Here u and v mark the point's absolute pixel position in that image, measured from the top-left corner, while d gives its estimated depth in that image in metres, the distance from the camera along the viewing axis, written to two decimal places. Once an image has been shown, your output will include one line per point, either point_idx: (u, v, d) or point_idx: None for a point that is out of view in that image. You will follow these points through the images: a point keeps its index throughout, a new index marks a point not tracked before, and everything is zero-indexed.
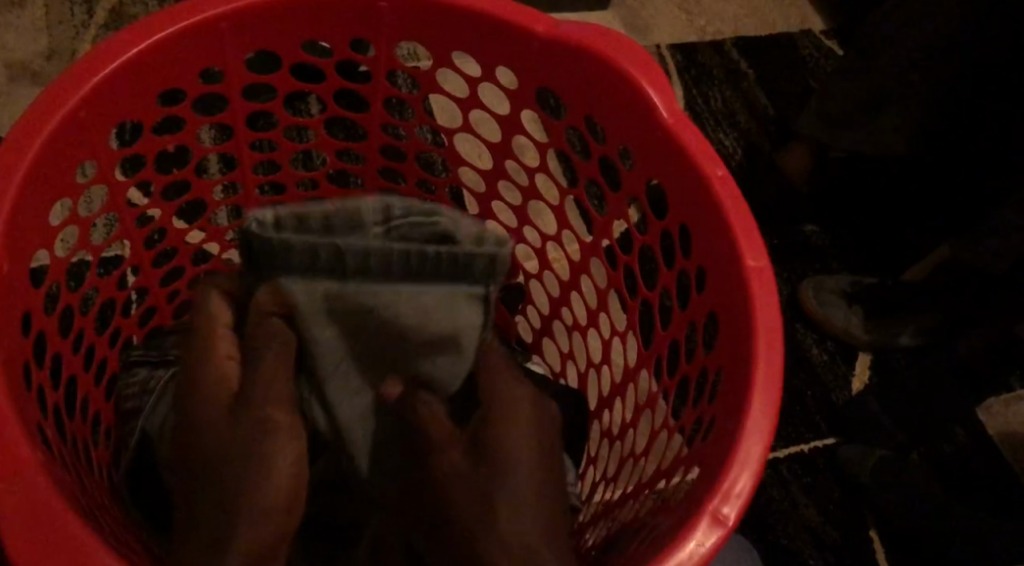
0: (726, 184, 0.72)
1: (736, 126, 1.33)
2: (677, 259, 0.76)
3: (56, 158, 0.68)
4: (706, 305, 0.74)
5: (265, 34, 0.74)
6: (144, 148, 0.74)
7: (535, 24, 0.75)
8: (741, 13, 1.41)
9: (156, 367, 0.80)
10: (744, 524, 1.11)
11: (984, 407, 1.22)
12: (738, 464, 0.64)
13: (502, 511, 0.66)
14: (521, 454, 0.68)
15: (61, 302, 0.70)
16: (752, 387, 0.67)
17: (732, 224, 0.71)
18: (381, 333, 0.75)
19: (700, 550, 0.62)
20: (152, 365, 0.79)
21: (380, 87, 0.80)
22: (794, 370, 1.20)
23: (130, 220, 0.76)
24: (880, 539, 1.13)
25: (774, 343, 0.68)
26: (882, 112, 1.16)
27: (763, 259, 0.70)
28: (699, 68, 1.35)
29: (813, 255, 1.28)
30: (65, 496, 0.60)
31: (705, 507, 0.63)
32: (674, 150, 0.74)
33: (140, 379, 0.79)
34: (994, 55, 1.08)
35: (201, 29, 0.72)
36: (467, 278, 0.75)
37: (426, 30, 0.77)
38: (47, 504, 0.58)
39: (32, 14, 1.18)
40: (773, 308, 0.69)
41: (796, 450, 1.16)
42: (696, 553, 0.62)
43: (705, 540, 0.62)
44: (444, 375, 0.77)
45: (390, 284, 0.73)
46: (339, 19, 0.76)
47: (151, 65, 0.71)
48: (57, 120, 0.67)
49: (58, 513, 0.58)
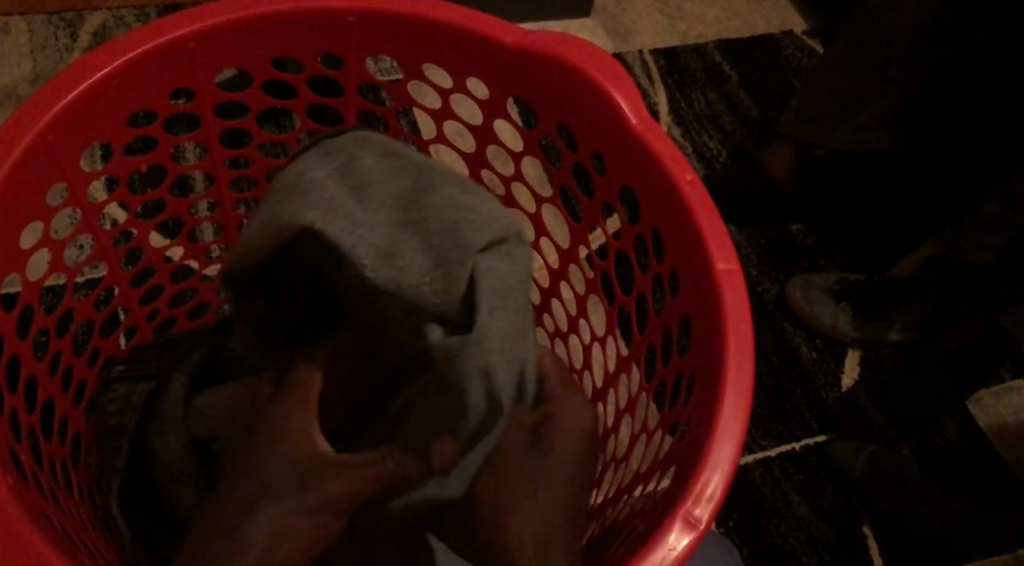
0: (696, 187, 0.73)
1: (720, 128, 1.34)
2: (654, 264, 0.76)
3: (24, 183, 0.69)
4: (680, 309, 0.75)
5: (236, 55, 0.76)
6: (115, 170, 0.75)
7: (504, 35, 0.76)
8: (724, 17, 1.43)
9: (136, 381, 0.80)
10: (737, 524, 1.11)
11: (974, 399, 1.23)
12: (710, 467, 0.65)
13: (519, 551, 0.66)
14: (574, 469, 0.70)
15: (36, 327, 0.71)
16: (723, 393, 0.68)
17: (702, 225, 0.72)
18: (376, 178, 0.66)
19: (674, 553, 0.63)
20: (130, 382, 0.80)
21: (354, 100, 0.81)
22: (784, 370, 1.21)
23: (104, 242, 0.77)
24: (874, 536, 1.14)
25: (743, 347, 0.69)
26: (863, 109, 1.16)
27: (734, 261, 0.71)
28: (682, 71, 1.36)
29: (800, 254, 1.28)
30: (30, 515, 0.61)
31: (678, 510, 0.64)
32: (642, 154, 0.75)
33: (121, 394, 0.80)
34: (967, 51, 1.09)
35: (171, 51, 0.73)
36: (348, 142, 0.68)
37: (395, 47, 0.78)
38: (15, 524, 0.59)
39: (15, 42, 1.19)
40: (743, 310, 0.70)
41: (787, 449, 1.16)
42: (669, 556, 0.63)
43: (679, 542, 0.63)
44: (359, 177, 0.66)
45: (358, 166, 0.67)
46: (310, 37, 0.77)
47: (120, 88, 0.72)
48: (29, 142, 0.68)
49: (24, 531, 0.59)
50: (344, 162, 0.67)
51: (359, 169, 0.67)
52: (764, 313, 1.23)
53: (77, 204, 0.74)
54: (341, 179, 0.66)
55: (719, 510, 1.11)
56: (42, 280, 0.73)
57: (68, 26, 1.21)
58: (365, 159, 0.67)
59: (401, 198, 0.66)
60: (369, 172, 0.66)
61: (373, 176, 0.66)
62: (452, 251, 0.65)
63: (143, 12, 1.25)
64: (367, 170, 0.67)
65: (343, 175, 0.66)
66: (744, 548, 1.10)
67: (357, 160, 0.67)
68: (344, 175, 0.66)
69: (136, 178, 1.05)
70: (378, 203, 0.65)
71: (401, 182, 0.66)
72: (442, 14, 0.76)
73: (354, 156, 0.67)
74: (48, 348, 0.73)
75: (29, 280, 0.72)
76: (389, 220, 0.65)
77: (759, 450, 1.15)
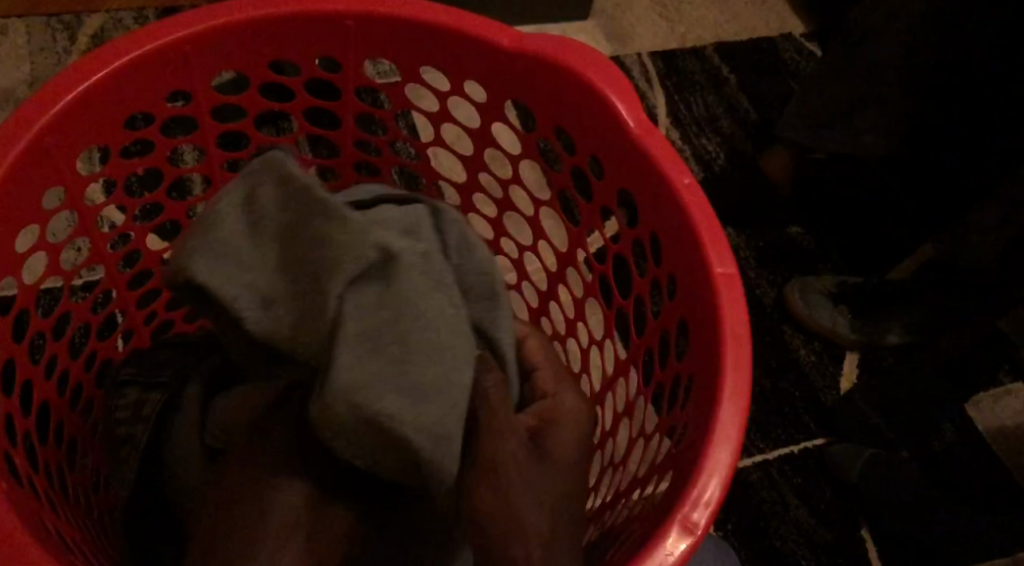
0: (694, 190, 0.73)
1: (719, 131, 1.34)
2: (651, 267, 0.77)
3: (21, 187, 0.69)
4: (678, 313, 0.75)
5: (234, 57, 0.76)
6: (113, 173, 0.75)
7: (502, 38, 0.76)
8: (722, 19, 1.43)
9: (146, 390, 0.79)
10: (735, 528, 1.11)
11: (971, 402, 1.22)
12: (707, 472, 0.65)
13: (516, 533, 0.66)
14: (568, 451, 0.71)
15: (32, 330, 0.71)
16: (720, 397, 0.68)
17: (699, 229, 0.72)
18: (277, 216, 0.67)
19: (671, 558, 0.63)
20: (141, 388, 0.79)
21: (352, 103, 0.81)
22: (782, 373, 1.20)
23: (102, 245, 0.77)
24: (871, 537, 1.13)
25: (741, 352, 0.69)
26: (860, 112, 1.16)
27: (731, 265, 0.71)
28: (681, 74, 1.36)
29: (800, 256, 1.28)
30: (25, 520, 0.61)
31: (675, 515, 0.64)
32: (640, 158, 0.75)
33: (132, 402, 0.78)
34: (965, 54, 1.09)
35: (168, 54, 0.73)
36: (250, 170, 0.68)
37: (392, 50, 0.78)
38: (8, 529, 0.59)
39: (14, 44, 1.19)
40: (741, 314, 0.70)
41: (785, 452, 1.16)
42: (666, 561, 0.63)
43: (677, 547, 0.63)
44: (255, 214, 0.67)
45: (256, 203, 0.67)
46: (308, 40, 0.77)
47: (118, 90, 0.72)
48: (25, 145, 0.68)
49: (18, 536, 0.59)
50: (249, 195, 0.68)
51: (259, 204, 0.67)
52: (762, 316, 1.23)
53: (74, 207, 0.74)
54: (242, 218, 0.67)
55: (718, 512, 1.11)
56: (39, 283, 0.73)
57: (66, 28, 1.21)
58: (259, 192, 0.67)
59: (291, 238, 0.67)
60: (263, 208, 0.67)
61: (267, 215, 0.67)
62: (339, 303, 0.65)
63: (142, 15, 1.25)
64: (264, 205, 0.67)
65: (241, 214, 0.67)
66: (743, 551, 1.10)
67: (255, 191, 0.67)
68: (247, 210, 0.67)
69: (133, 180, 1.05)
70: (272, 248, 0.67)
71: (285, 217, 0.67)
72: (440, 17, 0.76)
73: (253, 187, 0.68)
74: (45, 352, 0.73)
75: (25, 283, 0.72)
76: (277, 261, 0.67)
77: (757, 453, 1.15)
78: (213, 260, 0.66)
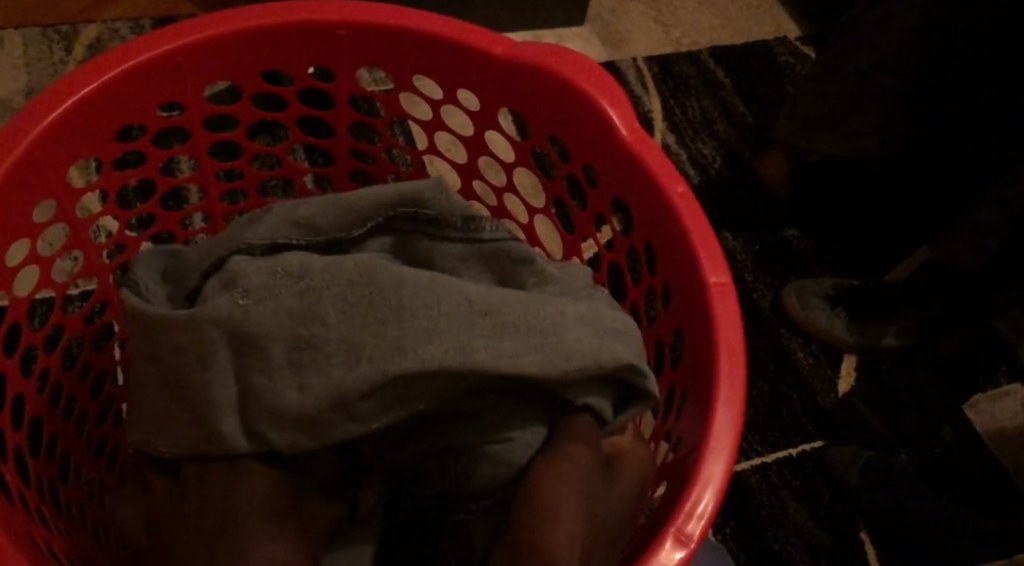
0: (687, 199, 0.73)
1: (714, 134, 1.34)
2: (645, 275, 0.77)
3: (13, 201, 0.69)
4: (673, 321, 0.76)
5: (227, 69, 0.76)
6: (106, 185, 0.75)
7: (493, 48, 0.76)
8: (717, 24, 1.43)
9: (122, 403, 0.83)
10: (733, 531, 1.11)
11: (970, 405, 1.23)
12: (699, 485, 0.65)
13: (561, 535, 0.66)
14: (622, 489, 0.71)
15: (24, 344, 0.71)
16: (714, 410, 0.68)
17: (693, 237, 0.72)
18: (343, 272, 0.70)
19: None
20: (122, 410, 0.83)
21: (346, 113, 0.81)
22: (780, 376, 1.21)
23: (94, 259, 0.78)
24: (870, 541, 1.14)
25: (735, 359, 0.69)
26: (855, 116, 1.16)
27: (724, 274, 0.71)
28: (676, 79, 1.36)
29: (796, 261, 1.28)
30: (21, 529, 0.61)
31: (668, 528, 0.64)
32: (632, 165, 0.75)
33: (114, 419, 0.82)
34: (955, 56, 1.09)
35: (161, 65, 0.74)
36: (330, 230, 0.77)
37: (384, 60, 0.78)
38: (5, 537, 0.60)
39: (10, 54, 1.19)
40: (734, 321, 0.70)
41: (784, 455, 1.16)
42: None
43: (672, 558, 0.63)
44: (329, 264, 0.71)
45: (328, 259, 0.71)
46: (300, 50, 0.77)
47: (111, 101, 0.73)
48: (16, 159, 0.69)
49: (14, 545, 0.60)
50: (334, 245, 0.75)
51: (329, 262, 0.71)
52: (760, 320, 1.24)
53: (66, 220, 0.75)
54: (305, 283, 0.70)
55: (716, 516, 1.11)
56: (31, 295, 0.73)
57: (62, 39, 1.21)
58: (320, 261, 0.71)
59: (356, 278, 0.70)
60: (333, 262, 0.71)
61: (334, 267, 0.70)
62: (448, 311, 0.69)
63: (137, 25, 1.25)
64: (336, 261, 0.71)
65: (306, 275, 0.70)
66: (742, 555, 1.10)
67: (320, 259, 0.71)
68: (321, 267, 0.70)
69: (128, 191, 1.05)
70: (337, 296, 0.69)
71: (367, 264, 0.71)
72: (432, 27, 0.76)
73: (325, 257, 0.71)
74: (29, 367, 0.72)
75: (17, 294, 0.72)
76: (355, 309, 0.69)
77: (755, 457, 1.15)
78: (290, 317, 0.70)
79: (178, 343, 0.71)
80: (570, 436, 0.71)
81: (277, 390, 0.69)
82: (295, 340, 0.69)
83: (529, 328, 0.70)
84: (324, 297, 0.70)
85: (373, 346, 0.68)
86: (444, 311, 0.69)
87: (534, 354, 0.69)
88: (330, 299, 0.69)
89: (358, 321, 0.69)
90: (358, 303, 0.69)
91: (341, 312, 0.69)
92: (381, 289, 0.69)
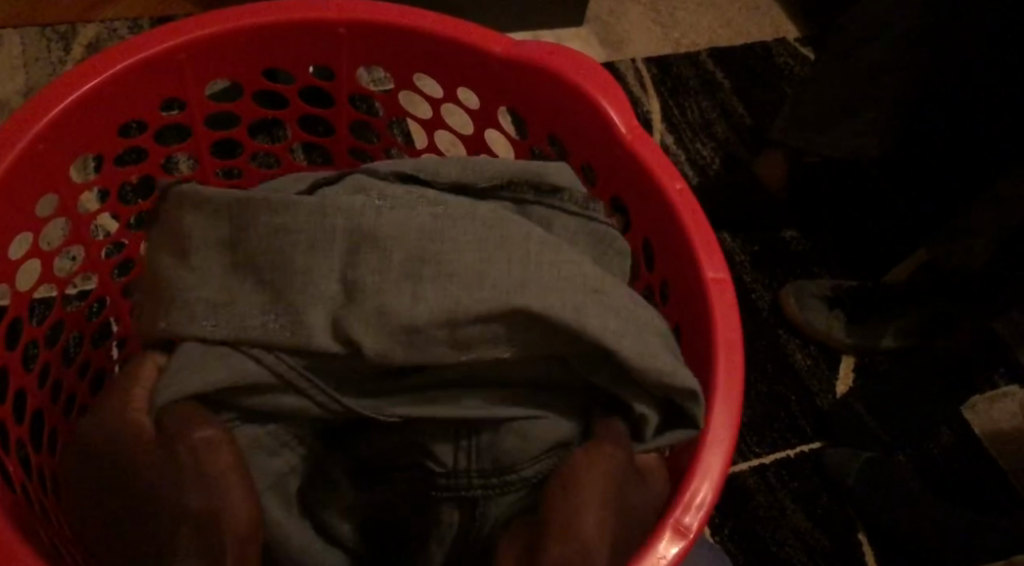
0: (685, 195, 0.73)
1: (713, 136, 1.34)
2: (644, 273, 0.77)
3: (14, 198, 0.69)
4: (671, 317, 0.76)
5: (226, 66, 0.76)
6: (106, 182, 0.75)
7: (493, 46, 0.76)
8: (716, 25, 1.43)
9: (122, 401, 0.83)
10: (731, 532, 1.11)
11: (968, 406, 1.23)
12: (697, 477, 0.66)
13: (587, 519, 0.68)
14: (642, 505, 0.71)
15: (23, 338, 0.71)
16: (711, 405, 0.68)
17: (692, 235, 0.72)
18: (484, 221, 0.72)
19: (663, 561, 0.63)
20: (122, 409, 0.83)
21: (345, 111, 0.81)
22: (778, 377, 1.21)
23: (95, 255, 0.78)
24: (868, 543, 1.14)
25: (733, 354, 0.70)
26: (854, 117, 1.16)
27: (722, 269, 0.71)
28: (675, 80, 1.36)
29: (794, 260, 1.29)
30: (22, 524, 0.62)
31: (667, 520, 0.65)
32: (631, 162, 0.75)
33: None
34: (953, 57, 1.09)
35: (161, 62, 0.74)
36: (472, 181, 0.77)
37: (384, 57, 0.78)
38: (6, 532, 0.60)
39: (9, 53, 1.19)
40: (733, 317, 0.71)
41: (782, 456, 1.16)
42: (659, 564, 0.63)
43: (668, 552, 0.64)
44: (464, 208, 0.73)
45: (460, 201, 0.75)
46: (300, 48, 0.77)
47: (111, 98, 0.73)
48: (17, 155, 0.69)
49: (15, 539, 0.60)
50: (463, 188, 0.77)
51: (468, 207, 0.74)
52: (758, 321, 1.24)
53: (67, 216, 0.75)
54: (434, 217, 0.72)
55: (714, 517, 1.11)
56: (31, 291, 0.73)
57: (61, 38, 1.21)
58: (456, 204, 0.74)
59: (494, 225, 0.72)
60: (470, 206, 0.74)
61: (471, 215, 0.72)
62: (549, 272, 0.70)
63: (136, 24, 1.25)
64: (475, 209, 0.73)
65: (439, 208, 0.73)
66: (740, 556, 1.10)
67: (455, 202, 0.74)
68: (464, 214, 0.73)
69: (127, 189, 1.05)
70: (462, 241, 0.71)
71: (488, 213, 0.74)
72: (432, 25, 0.76)
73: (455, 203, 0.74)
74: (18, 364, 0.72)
75: (18, 290, 0.72)
76: (471, 254, 0.70)
77: (753, 458, 1.15)
78: (399, 247, 0.71)
79: (288, 236, 0.72)
80: (606, 435, 0.72)
81: (361, 322, 0.70)
82: (396, 276, 0.70)
83: (627, 313, 0.70)
84: (453, 232, 0.71)
85: (472, 300, 0.69)
86: (561, 268, 0.70)
87: (629, 337, 0.69)
88: (453, 243, 0.71)
89: (473, 261, 0.70)
90: (480, 249, 0.71)
91: (466, 249, 0.71)
92: (510, 238, 0.71)
